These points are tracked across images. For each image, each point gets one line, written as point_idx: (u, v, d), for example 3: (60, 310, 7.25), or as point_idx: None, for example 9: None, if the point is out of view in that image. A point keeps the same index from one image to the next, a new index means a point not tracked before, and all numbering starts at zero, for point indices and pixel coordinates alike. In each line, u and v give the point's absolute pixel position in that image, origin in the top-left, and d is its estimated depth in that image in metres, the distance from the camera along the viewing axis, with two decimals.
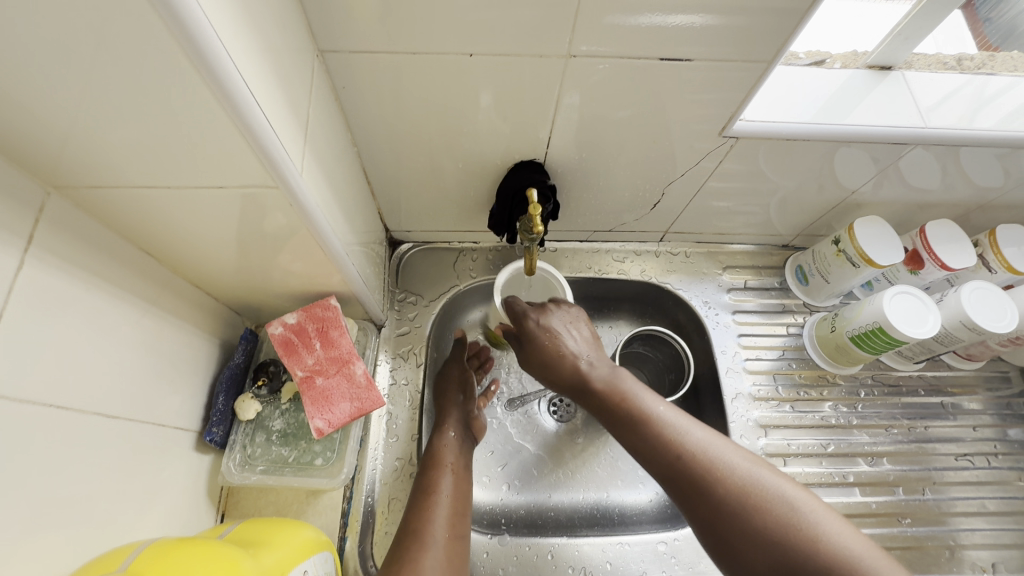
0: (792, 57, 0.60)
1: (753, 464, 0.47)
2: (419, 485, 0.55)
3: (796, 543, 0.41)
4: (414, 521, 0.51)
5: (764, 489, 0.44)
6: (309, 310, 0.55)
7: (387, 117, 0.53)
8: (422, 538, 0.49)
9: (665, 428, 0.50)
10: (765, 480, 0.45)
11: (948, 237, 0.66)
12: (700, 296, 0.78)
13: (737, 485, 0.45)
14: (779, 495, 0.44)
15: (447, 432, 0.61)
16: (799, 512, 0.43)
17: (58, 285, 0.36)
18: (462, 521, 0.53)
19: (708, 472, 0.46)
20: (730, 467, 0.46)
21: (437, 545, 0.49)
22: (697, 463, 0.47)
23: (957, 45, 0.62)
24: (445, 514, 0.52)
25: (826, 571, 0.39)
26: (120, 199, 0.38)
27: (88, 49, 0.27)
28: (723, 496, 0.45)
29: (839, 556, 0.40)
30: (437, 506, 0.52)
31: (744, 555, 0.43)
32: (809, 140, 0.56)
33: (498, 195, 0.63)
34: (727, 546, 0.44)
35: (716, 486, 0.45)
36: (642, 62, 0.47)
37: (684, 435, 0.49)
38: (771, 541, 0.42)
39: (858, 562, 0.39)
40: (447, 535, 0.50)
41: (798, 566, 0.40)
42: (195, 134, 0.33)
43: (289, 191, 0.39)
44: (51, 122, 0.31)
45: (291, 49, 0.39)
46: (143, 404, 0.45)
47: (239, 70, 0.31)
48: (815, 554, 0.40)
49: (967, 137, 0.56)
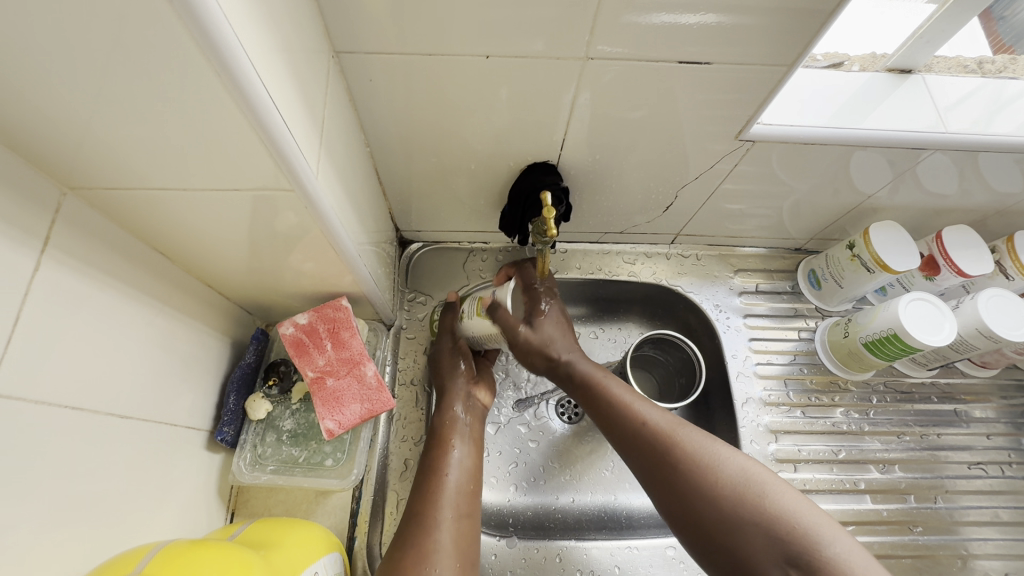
0: (811, 60, 0.59)
1: (705, 436, 0.49)
2: (424, 464, 0.55)
3: (740, 505, 0.43)
4: (418, 505, 0.51)
5: (712, 455, 0.47)
6: (321, 311, 0.55)
7: (400, 117, 0.52)
8: (425, 520, 0.49)
9: (628, 405, 0.53)
10: (715, 447, 0.48)
11: (965, 242, 0.65)
12: (711, 299, 0.77)
13: (688, 452, 0.47)
14: (729, 461, 0.46)
15: (454, 409, 0.60)
16: (744, 476, 0.45)
17: (73, 285, 0.36)
18: (470, 500, 0.53)
19: (663, 441, 0.49)
20: (681, 436, 0.49)
21: (443, 526, 0.49)
22: (653, 432, 0.50)
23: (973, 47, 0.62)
24: (451, 495, 0.52)
25: (766, 529, 0.42)
26: (135, 200, 0.38)
27: (106, 52, 0.27)
28: (675, 460, 0.47)
29: (778, 516, 0.42)
30: (441, 487, 0.52)
31: (693, 516, 0.45)
32: (826, 144, 0.55)
33: (511, 197, 0.63)
34: (679, 513, 0.46)
35: (668, 454, 0.48)
36: (658, 64, 0.47)
37: (642, 411, 0.52)
38: (715, 502, 0.44)
39: (797, 522, 0.41)
40: (453, 515, 0.51)
41: (740, 527, 0.43)
42: (213, 138, 0.33)
43: (304, 193, 0.39)
44: (69, 124, 0.31)
45: (306, 48, 0.39)
46: (155, 404, 0.45)
47: (258, 74, 0.31)
48: (756, 514, 0.43)
49: (987, 142, 0.55)
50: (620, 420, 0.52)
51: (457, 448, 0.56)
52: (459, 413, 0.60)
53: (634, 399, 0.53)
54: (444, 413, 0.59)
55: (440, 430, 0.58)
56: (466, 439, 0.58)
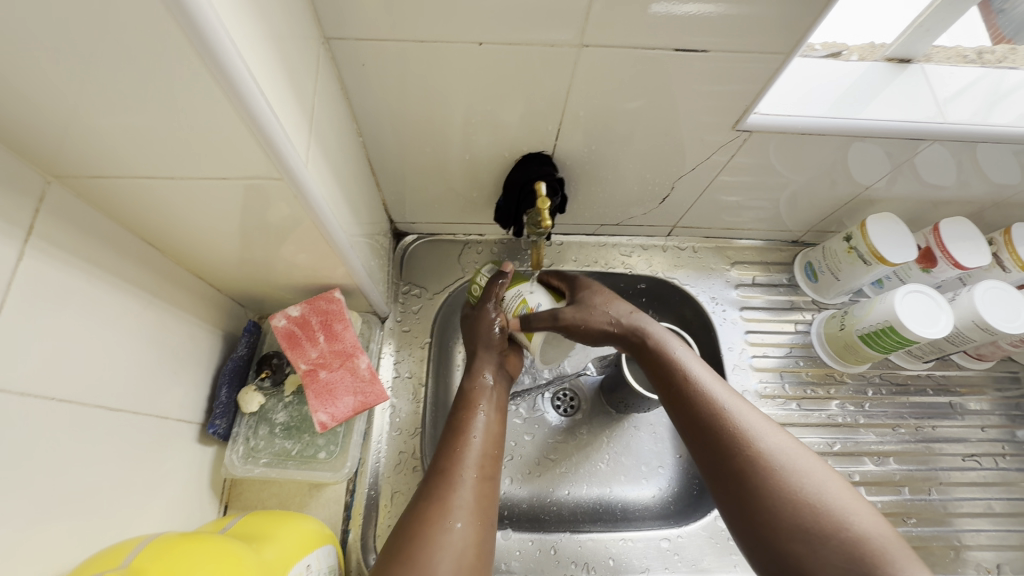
0: (809, 49, 0.58)
1: (789, 441, 0.47)
2: (450, 425, 0.54)
3: (819, 520, 0.41)
4: (442, 462, 0.50)
5: (798, 463, 0.44)
6: (313, 303, 0.55)
7: (393, 107, 0.52)
8: (449, 476, 0.48)
9: (701, 400, 0.50)
10: (800, 455, 0.45)
11: (962, 235, 0.65)
12: (707, 292, 0.77)
13: (766, 456, 0.45)
14: (810, 474, 0.44)
15: (482, 376, 0.59)
16: (827, 493, 0.43)
17: (59, 276, 0.36)
18: (494, 463, 0.52)
19: (742, 437, 0.47)
20: (764, 439, 0.46)
21: (466, 484, 0.48)
22: (731, 427, 0.47)
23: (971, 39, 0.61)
24: (475, 456, 0.50)
25: (847, 550, 0.39)
26: (122, 189, 0.38)
27: (86, 36, 0.26)
28: (751, 462, 0.45)
29: (860, 537, 0.40)
30: (467, 449, 0.51)
31: (760, 518, 0.43)
32: (824, 134, 0.55)
33: (505, 188, 0.62)
34: (743, 511, 0.44)
35: (746, 451, 0.46)
36: (654, 53, 0.46)
37: (719, 406, 0.49)
38: (794, 510, 0.42)
39: (880, 546, 0.39)
40: (477, 476, 0.49)
41: (817, 541, 0.40)
42: (200, 126, 0.33)
43: (293, 182, 0.38)
44: (50, 110, 0.30)
45: (296, 35, 0.38)
46: (145, 397, 0.44)
47: (244, 59, 0.30)
48: (839, 532, 0.40)
49: (985, 133, 0.55)
50: (692, 413, 0.50)
51: (484, 412, 0.55)
52: (487, 380, 0.59)
53: (715, 391, 0.51)
54: (472, 378, 0.58)
55: (468, 395, 0.57)
56: (493, 405, 0.57)
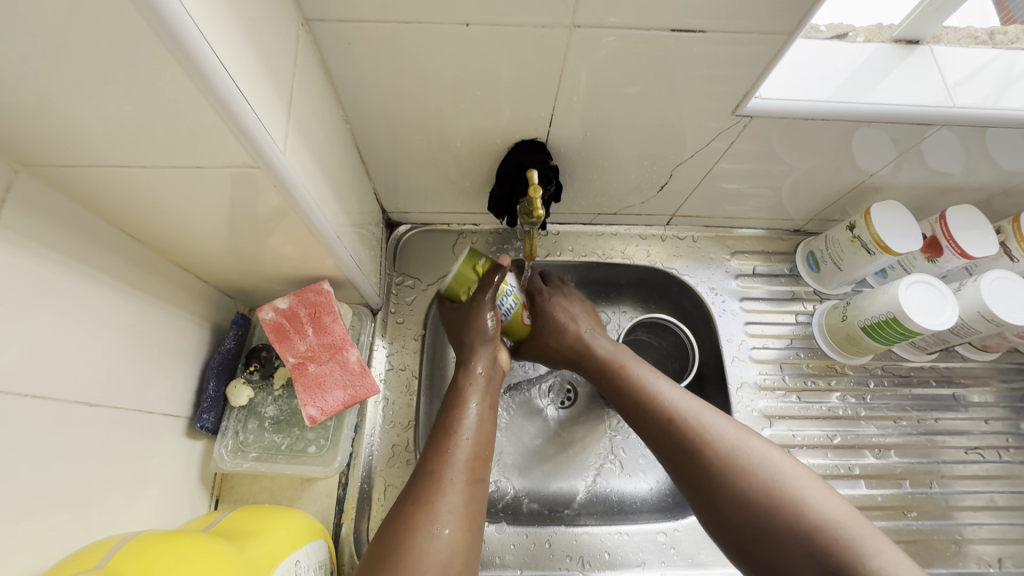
0: (813, 30, 0.56)
1: (747, 436, 0.48)
2: (440, 423, 0.52)
3: (780, 514, 0.43)
4: (431, 463, 0.48)
5: (750, 458, 0.46)
6: (301, 295, 0.54)
7: (380, 92, 0.50)
8: (438, 478, 0.47)
9: (657, 402, 0.53)
10: (753, 450, 0.47)
11: (969, 223, 0.63)
12: (706, 282, 0.75)
13: (723, 453, 0.47)
14: (768, 466, 0.46)
15: (473, 369, 0.57)
16: (782, 483, 0.44)
17: (33, 269, 0.35)
18: (485, 463, 0.50)
19: (699, 442, 0.48)
20: (719, 439, 0.48)
21: (454, 487, 0.47)
22: (688, 431, 0.49)
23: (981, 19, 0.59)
24: (466, 457, 0.49)
25: (806, 540, 0.41)
26: (94, 178, 0.36)
27: (41, 16, 0.25)
28: (710, 464, 0.47)
29: (821, 525, 0.42)
30: (457, 448, 0.49)
31: (727, 523, 0.45)
32: (827, 119, 0.53)
33: (498, 176, 0.60)
34: (711, 513, 0.47)
35: (703, 456, 0.48)
36: (651, 34, 0.44)
37: (676, 408, 0.51)
38: (751, 510, 0.44)
39: (840, 531, 0.41)
40: (467, 479, 0.48)
41: (780, 539, 0.42)
42: (171, 113, 0.31)
43: (272, 171, 0.37)
44: (10, 95, 0.29)
45: (272, 15, 0.36)
46: (129, 392, 0.44)
47: (210, 40, 0.29)
48: (798, 522, 0.42)
49: (996, 117, 0.53)
50: (651, 423, 0.52)
51: (474, 409, 0.53)
52: (478, 373, 0.57)
53: (667, 394, 0.53)
54: (465, 373, 0.57)
55: (457, 390, 0.55)
56: (486, 401, 0.55)
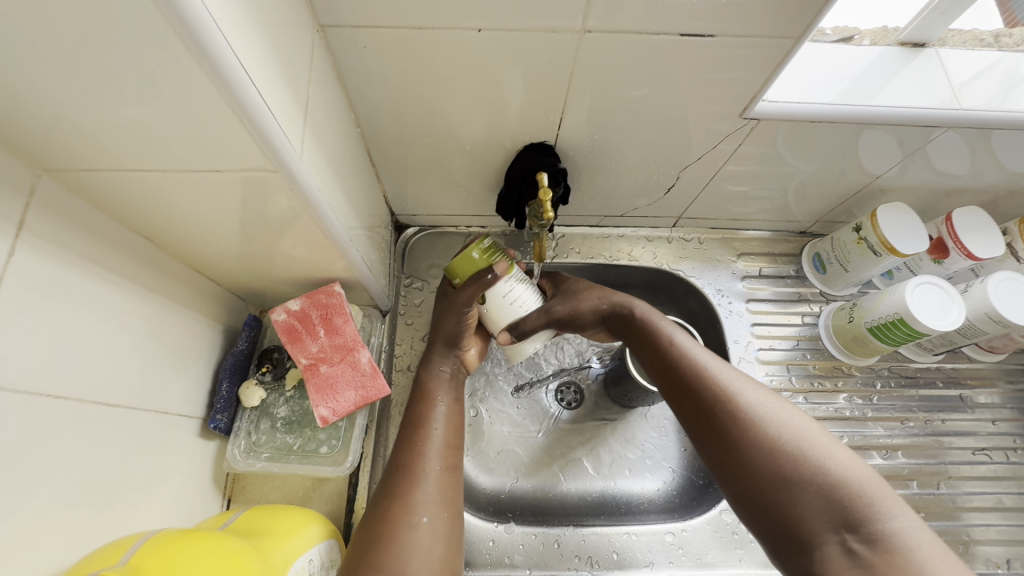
0: (819, 34, 0.56)
1: (768, 394, 0.46)
2: (408, 419, 0.53)
3: (794, 466, 0.40)
4: (403, 457, 0.49)
5: (777, 413, 0.43)
6: (313, 297, 0.54)
7: (390, 96, 0.51)
8: (412, 470, 0.47)
9: (684, 358, 0.50)
10: (780, 407, 0.44)
11: (975, 224, 0.63)
12: (712, 284, 0.76)
13: (746, 407, 0.44)
14: (786, 421, 0.43)
15: (437, 366, 0.58)
16: (804, 437, 0.41)
17: (54, 271, 0.35)
18: (456, 454, 0.51)
19: (722, 395, 0.46)
20: (744, 394, 0.46)
21: (428, 478, 0.47)
22: (712, 385, 0.47)
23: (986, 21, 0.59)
24: (437, 448, 0.50)
25: (823, 492, 0.38)
26: (114, 182, 0.37)
27: (64, 24, 0.25)
28: (731, 413, 0.44)
29: (840, 483, 0.38)
30: (427, 441, 0.50)
31: (740, 470, 0.42)
32: (834, 121, 0.53)
33: (507, 179, 0.61)
34: (725, 463, 0.43)
35: (726, 406, 0.45)
36: (660, 39, 0.45)
37: (700, 364, 0.49)
38: (768, 457, 0.41)
39: (860, 491, 0.38)
40: (441, 468, 0.48)
41: (793, 488, 0.39)
42: (190, 118, 0.32)
43: (288, 175, 0.37)
44: (35, 101, 0.29)
45: (288, 21, 0.37)
46: (145, 393, 0.44)
47: (231, 46, 0.29)
48: (814, 475, 0.39)
49: (1002, 119, 0.53)
50: (675, 373, 0.50)
51: (442, 404, 0.54)
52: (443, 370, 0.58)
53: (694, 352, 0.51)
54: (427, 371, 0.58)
55: (422, 386, 0.56)
56: (450, 395, 0.56)
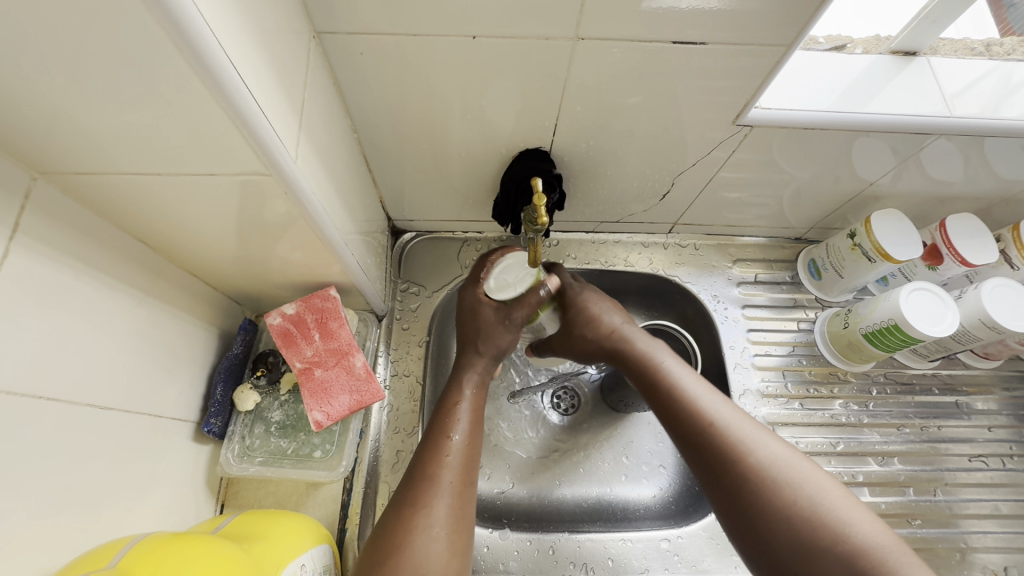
0: (812, 42, 0.57)
1: (783, 449, 0.45)
2: (433, 427, 0.52)
3: (815, 532, 0.40)
4: (423, 467, 0.48)
5: (792, 473, 0.43)
6: (308, 301, 0.54)
7: (386, 102, 0.51)
8: (433, 480, 0.47)
9: (690, 407, 0.50)
10: (795, 466, 0.44)
11: (969, 231, 0.63)
12: (708, 290, 0.76)
13: (760, 465, 0.44)
14: (805, 480, 0.43)
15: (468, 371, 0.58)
16: (825, 502, 0.41)
17: (49, 273, 0.35)
18: (475, 467, 0.50)
19: (732, 451, 0.45)
20: (759, 450, 0.45)
21: (447, 491, 0.46)
22: (722, 442, 0.46)
23: (981, 31, 0.60)
24: (458, 460, 0.49)
25: (842, 563, 0.38)
26: (109, 186, 0.37)
27: (58, 27, 0.25)
28: (743, 473, 0.44)
29: (862, 549, 0.38)
30: (450, 450, 0.49)
31: (762, 537, 0.42)
32: (827, 128, 0.54)
33: (502, 185, 0.61)
34: (745, 529, 0.43)
35: (740, 464, 0.44)
36: (652, 47, 0.45)
37: (708, 413, 0.49)
38: (791, 524, 0.41)
39: (882, 557, 0.37)
40: (458, 481, 0.47)
41: (815, 556, 0.39)
42: (184, 121, 0.32)
43: (283, 179, 0.38)
44: (29, 103, 0.29)
45: (284, 27, 0.37)
46: (138, 396, 0.44)
47: (227, 53, 0.30)
48: (836, 544, 0.39)
49: (993, 127, 0.54)
50: (682, 425, 0.49)
51: (465, 410, 0.54)
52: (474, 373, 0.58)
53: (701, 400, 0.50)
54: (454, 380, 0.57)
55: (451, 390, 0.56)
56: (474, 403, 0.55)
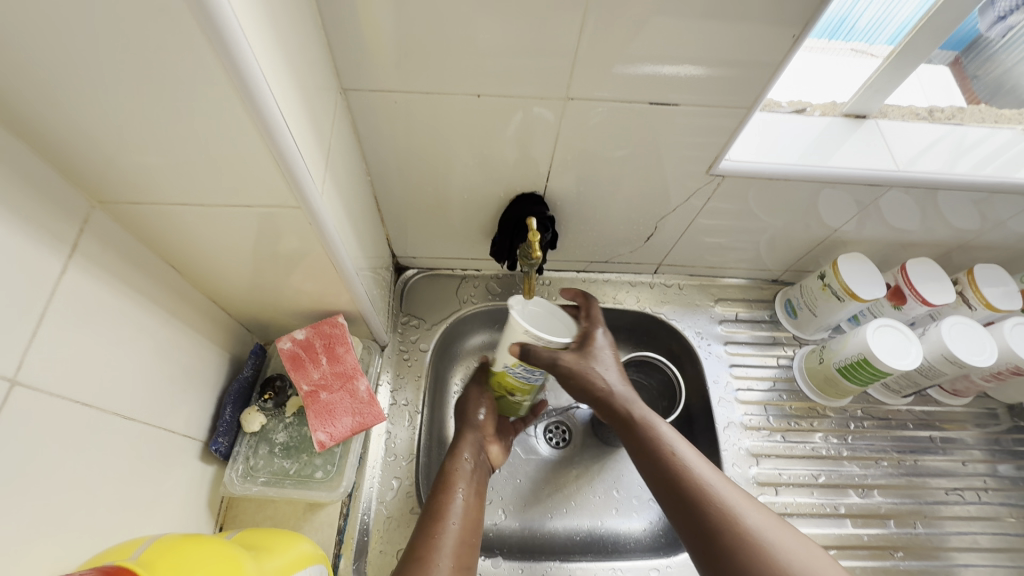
0: (775, 105, 0.65)
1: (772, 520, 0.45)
2: (429, 510, 0.55)
3: None
4: (418, 549, 0.50)
5: (782, 542, 0.43)
6: (317, 327, 0.58)
7: (399, 150, 0.57)
8: (424, 564, 0.49)
9: (688, 473, 0.48)
10: (784, 536, 0.44)
11: (928, 275, 0.69)
12: (693, 327, 0.80)
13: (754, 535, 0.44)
14: (794, 550, 0.43)
15: (461, 457, 0.61)
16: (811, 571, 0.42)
17: (96, 290, 0.39)
18: (471, 553, 0.52)
19: (727, 518, 0.45)
20: (746, 515, 0.45)
21: (441, 574, 0.48)
22: (718, 508, 0.46)
23: (948, 98, 0.69)
24: (453, 544, 0.51)
25: None
26: (154, 215, 0.42)
27: (141, 82, 0.31)
28: (740, 541, 0.44)
29: None
30: (445, 536, 0.52)
31: None
32: (793, 179, 0.60)
33: (500, 225, 0.67)
34: None
35: (733, 532, 0.44)
36: (634, 106, 0.52)
37: (703, 480, 0.48)
38: None
39: None
40: (453, 565, 0.50)
41: None
42: (231, 161, 0.37)
43: (309, 211, 0.43)
44: (103, 141, 0.35)
45: (318, 84, 0.43)
46: (156, 411, 0.47)
47: (278, 104, 0.35)
48: None
49: (940, 182, 0.61)
50: (677, 493, 0.48)
51: (462, 496, 0.57)
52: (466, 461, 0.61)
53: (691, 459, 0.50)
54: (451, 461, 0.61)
55: (445, 481, 0.58)
56: (472, 489, 0.58)
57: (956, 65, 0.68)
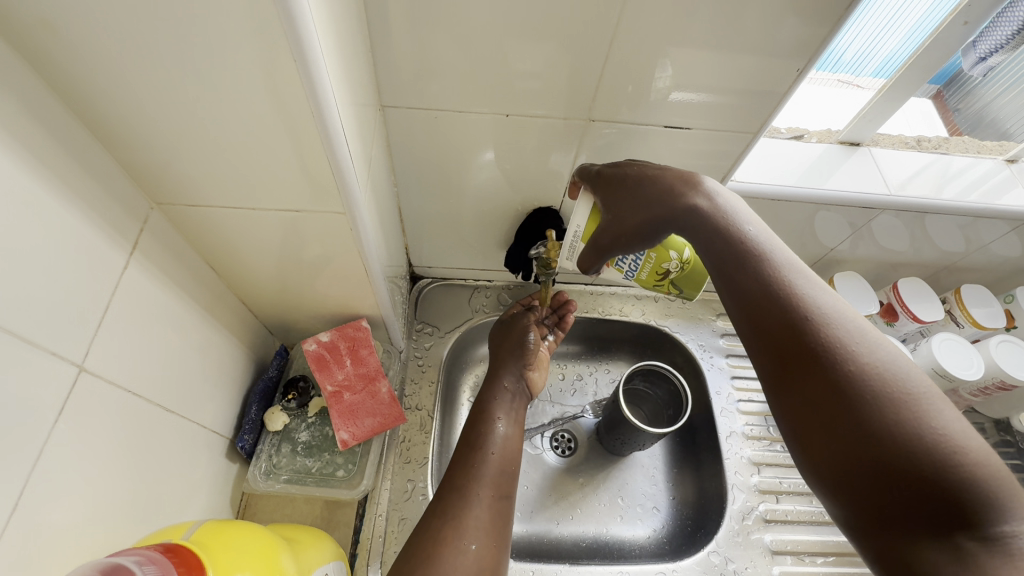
0: (775, 132, 0.69)
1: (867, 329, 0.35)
2: (471, 440, 0.59)
3: (889, 409, 0.31)
4: (459, 480, 0.54)
5: (870, 347, 0.34)
6: (342, 330, 0.60)
7: (426, 164, 0.61)
8: (465, 494, 0.53)
9: (764, 268, 0.39)
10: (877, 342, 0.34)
11: (919, 294, 0.73)
12: (695, 340, 0.84)
13: (835, 337, 0.35)
14: (886, 357, 0.33)
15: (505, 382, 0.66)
16: (903, 381, 0.32)
17: (150, 286, 0.42)
18: (508, 482, 0.56)
19: (804, 316, 0.36)
20: (831, 316, 0.36)
21: (481, 502, 0.52)
22: (795, 305, 0.36)
23: (931, 128, 0.74)
24: (493, 474, 0.55)
25: (915, 446, 0.30)
26: (206, 217, 0.44)
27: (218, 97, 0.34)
28: (816, 339, 0.35)
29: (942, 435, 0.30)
30: (485, 466, 0.56)
31: (818, 408, 0.34)
32: (793, 200, 0.64)
33: (517, 238, 0.70)
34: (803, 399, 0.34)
35: (810, 329, 0.35)
36: (649, 129, 0.56)
37: (781, 276, 0.38)
38: (855, 399, 0.32)
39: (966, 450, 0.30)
40: (492, 494, 0.54)
41: (881, 432, 0.31)
42: (287, 169, 0.40)
43: (352, 218, 0.46)
44: (172, 148, 0.37)
45: (363, 100, 0.47)
46: (192, 406, 0.49)
47: (339, 120, 0.38)
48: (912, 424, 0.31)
49: (929, 206, 0.65)
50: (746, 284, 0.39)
51: (501, 426, 0.61)
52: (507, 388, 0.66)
53: (801, 283, 0.38)
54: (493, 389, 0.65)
55: (488, 408, 0.63)
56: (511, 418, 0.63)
57: (938, 96, 0.73)
